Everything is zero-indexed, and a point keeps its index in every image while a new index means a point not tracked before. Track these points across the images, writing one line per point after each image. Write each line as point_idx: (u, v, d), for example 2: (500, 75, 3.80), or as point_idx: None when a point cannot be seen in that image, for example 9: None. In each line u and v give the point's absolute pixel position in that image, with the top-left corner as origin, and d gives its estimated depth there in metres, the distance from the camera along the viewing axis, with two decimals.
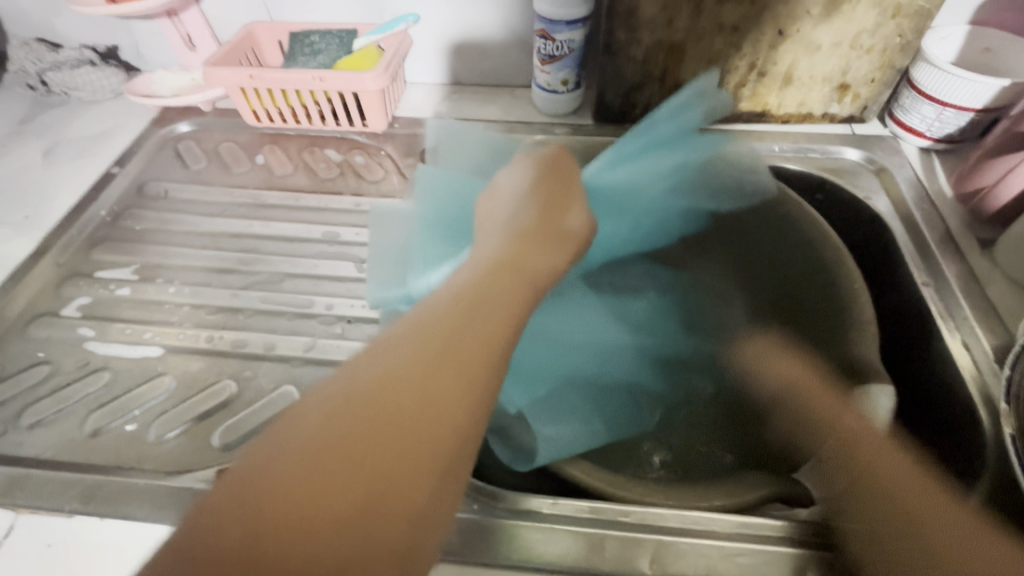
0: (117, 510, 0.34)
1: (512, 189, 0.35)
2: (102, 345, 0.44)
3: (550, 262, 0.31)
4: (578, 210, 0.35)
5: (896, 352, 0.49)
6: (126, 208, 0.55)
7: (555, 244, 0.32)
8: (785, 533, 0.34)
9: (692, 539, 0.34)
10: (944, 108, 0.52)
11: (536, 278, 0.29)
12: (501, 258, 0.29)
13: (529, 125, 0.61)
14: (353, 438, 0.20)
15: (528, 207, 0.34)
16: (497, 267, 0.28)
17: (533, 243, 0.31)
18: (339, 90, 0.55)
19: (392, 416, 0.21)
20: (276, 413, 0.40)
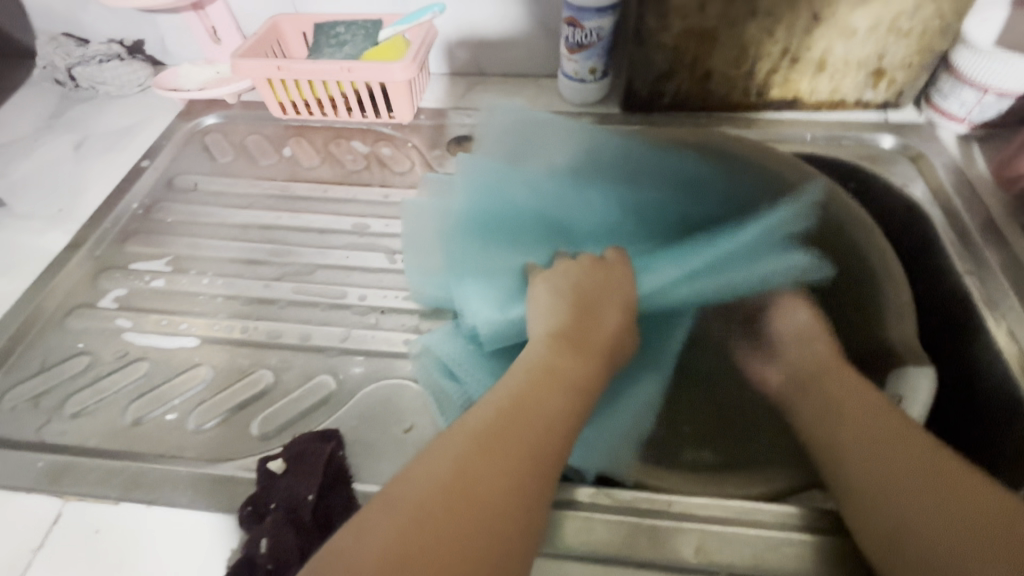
0: (161, 497, 0.35)
1: (554, 284, 0.40)
2: (139, 335, 0.44)
3: (584, 371, 0.34)
4: (610, 317, 0.38)
5: (933, 345, 0.49)
6: (157, 201, 0.55)
7: (595, 339, 0.37)
8: (831, 523, 0.33)
9: (734, 526, 0.33)
10: (986, 92, 0.51)
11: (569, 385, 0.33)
12: (538, 364, 0.34)
13: (556, 115, 0.60)
14: (421, 529, 0.24)
15: (558, 315, 0.38)
16: (541, 373, 0.33)
17: (567, 353, 0.35)
18: (366, 81, 0.55)
19: (454, 508, 0.25)
20: (313, 403, 0.40)
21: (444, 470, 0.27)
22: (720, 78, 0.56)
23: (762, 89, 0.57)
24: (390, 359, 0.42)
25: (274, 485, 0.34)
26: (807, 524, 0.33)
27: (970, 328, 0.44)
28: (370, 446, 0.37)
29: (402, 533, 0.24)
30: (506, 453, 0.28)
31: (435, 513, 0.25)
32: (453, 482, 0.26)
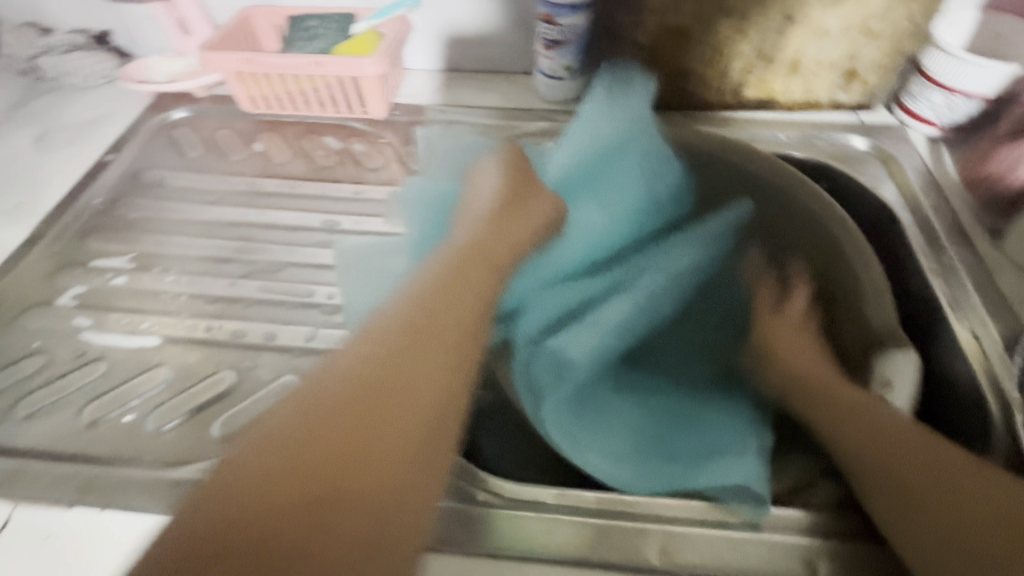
0: (115, 502, 0.34)
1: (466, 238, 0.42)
2: (98, 335, 0.43)
3: (472, 305, 0.36)
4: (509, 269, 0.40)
5: None
6: (121, 195, 0.54)
7: (486, 282, 0.38)
8: (799, 524, 0.34)
9: (699, 527, 0.34)
10: (953, 95, 0.51)
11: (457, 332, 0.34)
12: (433, 310, 0.35)
13: (531, 112, 0.60)
14: (323, 417, 0.28)
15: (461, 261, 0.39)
16: (422, 318, 0.34)
17: (456, 294, 0.36)
18: (337, 75, 0.54)
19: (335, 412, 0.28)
20: (276, 404, 0.39)
21: (348, 381, 0.30)
22: (694, 77, 0.56)
23: (737, 89, 0.57)
24: None
25: None
26: (780, 524, 0.34)
27: (936, 328, 0.45)
28: None
29: (317, 421, 0.28)
30: (424, 365, 0.32)
31: (331, 406, 0.29)
32: (359, 377, 0.30)
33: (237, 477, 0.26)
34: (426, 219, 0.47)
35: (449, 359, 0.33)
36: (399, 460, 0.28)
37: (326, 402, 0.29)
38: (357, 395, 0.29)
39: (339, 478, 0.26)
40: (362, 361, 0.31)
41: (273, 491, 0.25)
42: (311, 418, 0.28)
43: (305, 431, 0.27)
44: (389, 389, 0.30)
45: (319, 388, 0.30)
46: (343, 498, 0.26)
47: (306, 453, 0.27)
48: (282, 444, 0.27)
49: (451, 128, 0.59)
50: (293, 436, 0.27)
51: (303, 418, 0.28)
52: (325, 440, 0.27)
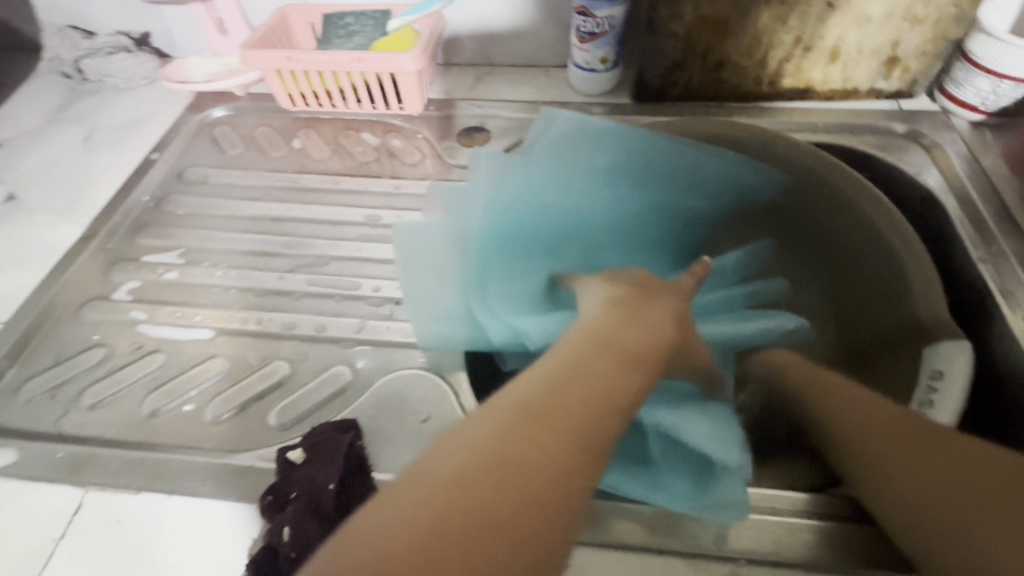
0: (183, 487, 0.35)
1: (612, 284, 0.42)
2: (154, 327, 0.44)
3: (637, 335, 0.35)
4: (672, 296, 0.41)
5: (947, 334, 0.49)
6: (168, 193, 0.55)
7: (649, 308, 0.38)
8: (856, 512, 0.33)
9: (752, 512, 0.34)
10: (1002, 80, 0.50)
11: (623, 350, 0.33)
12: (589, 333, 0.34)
13: (566, 105, 0.60)
14: (537, 428, 0.26)
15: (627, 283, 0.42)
16: (595, 338, 0.33)
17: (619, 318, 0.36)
18: (376, 71, 0.54)
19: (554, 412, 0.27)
20: (330, 394, 0.40)
21: (581, 392, 0.29)
22: (732, 67, 0.56)
23: (774, 79, 0.56)
24: (405, 349, 0.42)
25: (295, 474, 0.34)
26: (834, 511, 0.34)
27: (987, 317, 0.44)
28: (388, 436, 0.37)
29: (506, 433, 0.25)
30: (585, 378, 0.30)
31: (552, 414, 0.27)
32: (546, 392, 0.28)
33: (373, 507, 0.23)
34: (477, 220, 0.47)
35: (601, 375, 0.30)
36: (555, 478, 0.24)
37: (516, 415, 0.26)
38: (531, 411, 0.26)
39: (496, 493, 0.23)
40: (548, 378, 0.29)
41: (421, 506, 0.22)
42: (521, 428, 0.25)
43: (481, 442, 0.25)
44: (566, 399, 0.28)
45: (495, 402, 0.27)
46: (491, 508, 0.22)
47: (468, 466, 0.24)
48: (485, 453, 0.24)
49: (487, 122, 0.60)
50: (458, 451, 0.24)
51: (509, 424, 0.25)
52: (539, 446, 0.25)
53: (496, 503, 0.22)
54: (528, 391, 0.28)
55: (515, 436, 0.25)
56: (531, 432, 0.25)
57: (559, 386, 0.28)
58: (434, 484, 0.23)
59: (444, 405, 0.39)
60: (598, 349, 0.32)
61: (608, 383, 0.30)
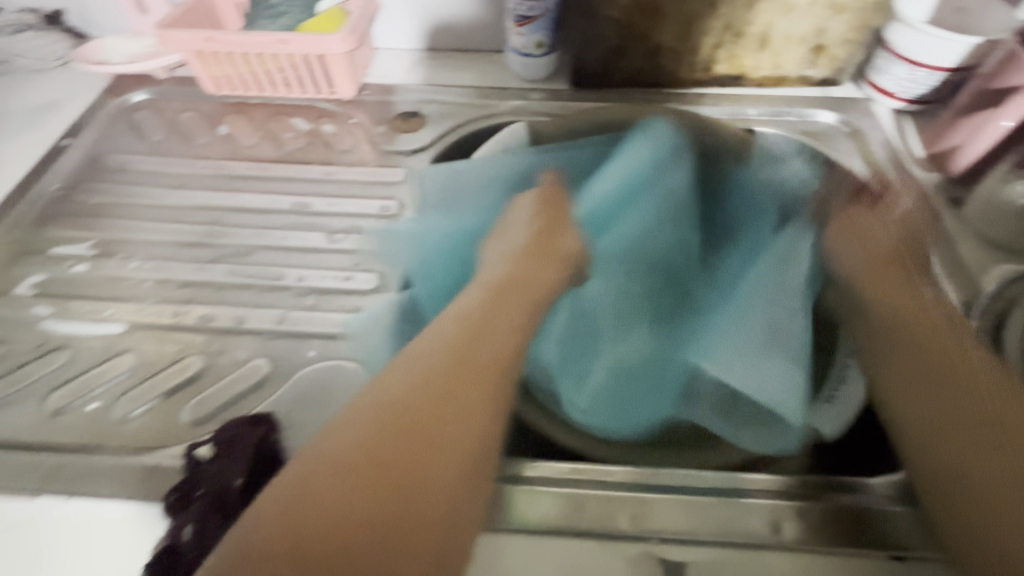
0: (82, 489, 0.33)
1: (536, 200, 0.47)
2: (60, 323, 0.42)
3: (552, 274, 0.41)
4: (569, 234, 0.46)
5: None
6: (81, 181, 0.52)
7: (556, 239, 0.44)
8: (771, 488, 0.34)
9: (665, 493, 0.34)
10: (916, 68, 0.52)
11: (497, 331, 0.33)
12: (471, 309, 0.34)
13: (504, 91, 0.59)
14: (413, 426, 0.26)
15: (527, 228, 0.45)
16: (469, 320, 0.33)
17: (537, 261, 0.41)
18: (303, 54, 0.52)
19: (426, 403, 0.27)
20: (248, 388, 0.39)
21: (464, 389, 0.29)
22: (666, 53, 0.56)
23: (708, 65, 0.57)
24: (330, 340, 0.41)
25: (203, 471, 0.32)
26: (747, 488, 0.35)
27: None
28: (308, 430, 0.36)
29: (400, 437, 0.26)
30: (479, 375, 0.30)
31: (438, 416, 0.27)
32: (420, 392, 0.28)
33: (268, 497, 0.24)
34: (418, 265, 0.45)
35: (495, 357, 0.31)
36: (450, 465, 0.26)
37: (398, 407, 0.27)
38: (403, 403, 0.27)
39: (381, 496, 0.24)
40: (414, 366, 0.29)
41: (314, 503, 0.23)
42: (398, 428, 0.26)
43: (367, 446, 0.25)
44: (463, 385, 0.29)
45: (365, 401, 0.28)
46: (381, 509, 0.24)
47: (348, 466, 0.25)
48: (367, 457, 0.25)
49: (423, 108, 0.58)
50: (344, 451, 0.25)
51: (378, 424, 0.26)
52: (421, 447, 0.26)
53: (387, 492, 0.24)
54: (413, 383, 0.28)
55: (410, 426, 0.26)
56: (429, 420, 0.27)
57: (455, 371, 0.29)
58: (334, 480, 0.24)
59: (366, 393, 0.38)
60: (472, 336, 0.32)
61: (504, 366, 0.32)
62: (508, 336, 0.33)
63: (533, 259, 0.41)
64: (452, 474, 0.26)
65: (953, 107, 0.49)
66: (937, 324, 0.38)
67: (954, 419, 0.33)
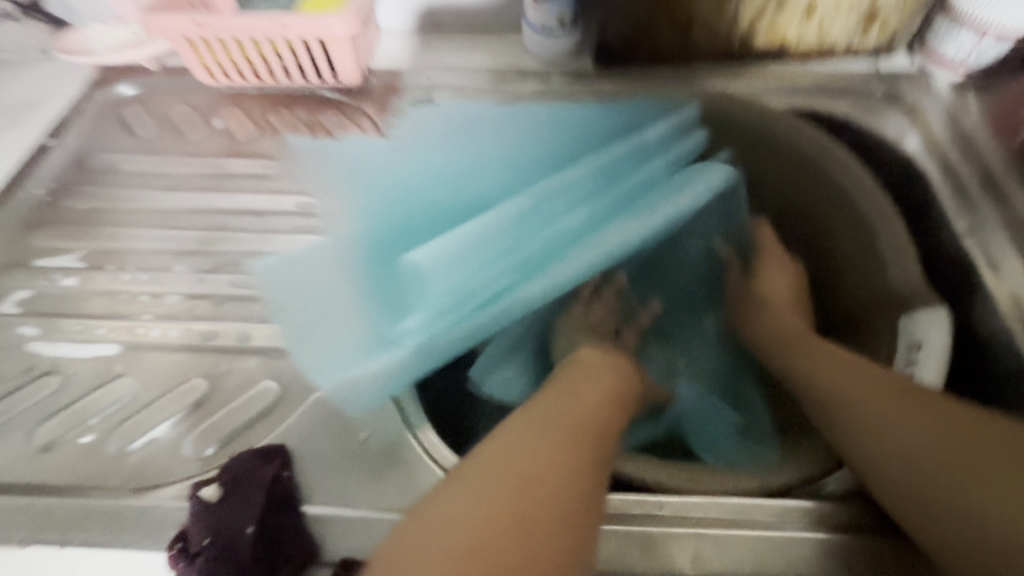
0: (78, 537, 0.30)
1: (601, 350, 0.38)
2: (49, 345, 0.38)
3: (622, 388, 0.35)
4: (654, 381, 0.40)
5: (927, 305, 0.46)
6: (67, 185, 0.48)
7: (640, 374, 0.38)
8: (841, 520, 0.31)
9: (732, 530, 0.31)
10: (986, 33, 0.47)
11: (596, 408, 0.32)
12: (563, 391, 0.33)
13: (522, 72, 0.54)
14: (531, 493, 0.26)
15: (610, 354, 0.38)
16: (563, 401, 0.32)
17: (606, 371, 0.35)
18: (302, 38, 0.47)
19: (531, 487, 0.27)
20: (258, 414, 0.35)
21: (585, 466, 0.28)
22: (701, 25, 0.51)
23: (746, 39, 0.52)
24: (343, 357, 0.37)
25: (205, 515, 0.29)
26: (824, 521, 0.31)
27: (970, 291, 0.42)
28: (326, 459, 0.32)
29: (511, 503, 0.26)
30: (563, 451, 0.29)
31: (537, 473, 0.27)
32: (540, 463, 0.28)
33: None
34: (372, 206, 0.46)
35: (579, 441, 0.29)
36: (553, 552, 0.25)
37: (496, 494, 0.26)
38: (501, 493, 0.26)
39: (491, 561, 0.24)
40: (535, 429, 0.29)
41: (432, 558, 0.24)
42: (517, 495, 0.26)
43: (484, 509, 0.26)
44: (556, 475, 0.27)
45: (484, 461, 0.28)
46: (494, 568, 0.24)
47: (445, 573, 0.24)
48: (484, 519, 0.25)
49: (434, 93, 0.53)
50: (452, 508, 0.26)
51: (500, 485, 0.27)
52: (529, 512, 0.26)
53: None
54: (535, 448, 0.28)
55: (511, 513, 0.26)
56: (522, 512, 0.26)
57: (542, 456, 0.28)
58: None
59: (385, 414, 0.34)
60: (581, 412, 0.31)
61: (592, 449, 0.30)
62: (596, 423, 0.31)
63: (606, 369, 0.36)
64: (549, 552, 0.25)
65: None
66: (901, 386, 0.33)
67: (950, 455, 0.29)
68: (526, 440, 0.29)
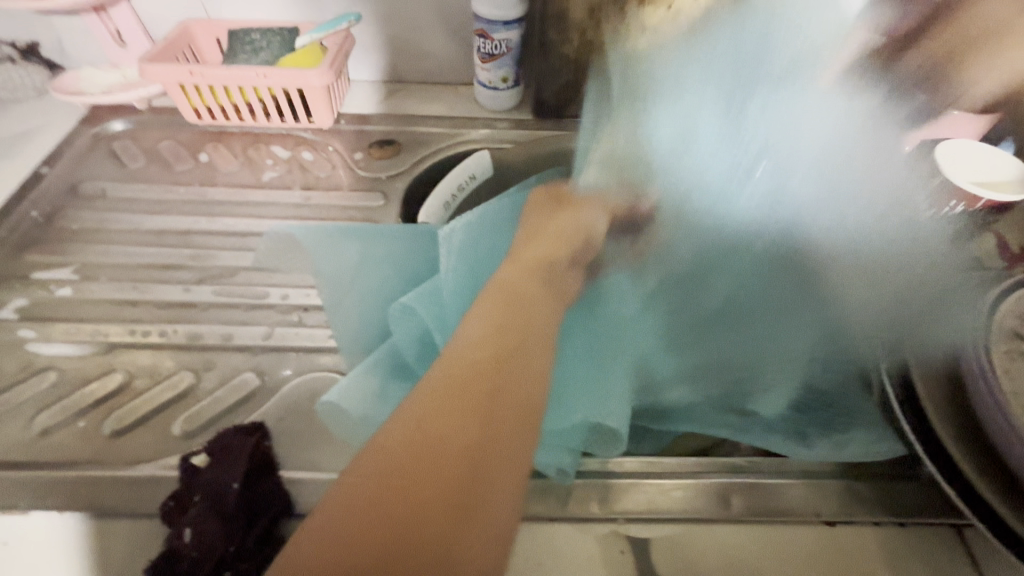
0: (77, 502, 0.34)
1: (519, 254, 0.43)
2: (45, 345, 0.43)
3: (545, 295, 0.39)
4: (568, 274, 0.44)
5: None
6: (60, 208, 0.53)
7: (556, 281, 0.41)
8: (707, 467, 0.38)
9: (633, 479, 0.38)
10: None
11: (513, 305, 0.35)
12: (489, 298, 0.36)
13: (473, 120, 0.64)
14: (457, 405, 0.27)
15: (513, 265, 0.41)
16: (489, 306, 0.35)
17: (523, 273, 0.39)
18: (283, 87, 0.56)
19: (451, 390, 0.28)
20: (239, 400, 0.41)
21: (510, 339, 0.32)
22: None
23: None
24: (316, 353, 0.44)
25: (197, 480, 0.34)
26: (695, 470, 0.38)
27: None
28: (299, 436, 0.39)
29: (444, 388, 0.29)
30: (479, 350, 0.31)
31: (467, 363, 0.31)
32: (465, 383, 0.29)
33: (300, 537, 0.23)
34: (324, 273, 0.46)
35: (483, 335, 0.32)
36: (473, 442, 0.26)
37: (419, 411, 0.27)
38: (424, 414, 0.27)
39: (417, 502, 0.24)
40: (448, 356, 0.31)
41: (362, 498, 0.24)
42: (440, 414, 0.27)
43: (411, 438, 0.26)
44: (466, 368, 0.30)
45: (425, 380, 0.30)
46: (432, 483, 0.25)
47: (360, 501, 0.24)
48: (413, 445, 0.26)
49: (397, 135, 0.62)
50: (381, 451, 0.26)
51: (426, 401, 0.28)
52: (461, 398, 0.28)
53: (405, 489, 0.24)
54: (460, 361, 0.30)
55: (431, 411, 0.27)
56: (444, 406, 0.27)
57: (453, 365, 0.30)
58: (365, 483, 0.24)
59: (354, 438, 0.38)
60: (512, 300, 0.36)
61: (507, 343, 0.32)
62: (510, 315, 0.34)
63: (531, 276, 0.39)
64: (470, 442, 0.26)
65: None
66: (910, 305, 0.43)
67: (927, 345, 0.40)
68: (460, 339, 0.32)
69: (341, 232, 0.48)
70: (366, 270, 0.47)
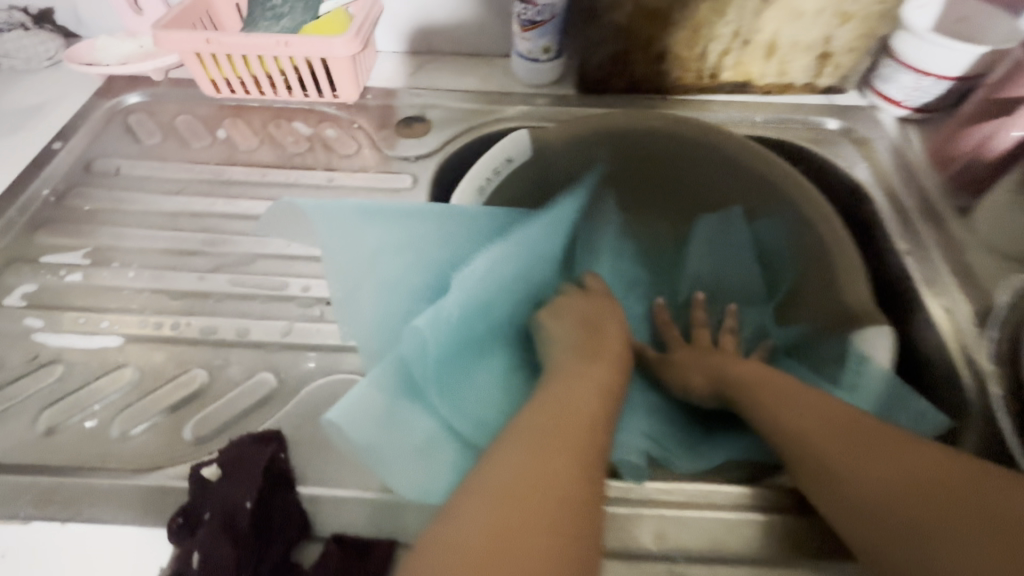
0: (80, 514, 0.31)
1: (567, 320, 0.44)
2: (53, 336, 0.40)
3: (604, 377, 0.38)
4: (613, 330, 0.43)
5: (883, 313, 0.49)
6: (72, 186, 0.50)
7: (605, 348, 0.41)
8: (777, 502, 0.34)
9: (683, 510, 0.33)
10: (923, 77, 0.52)
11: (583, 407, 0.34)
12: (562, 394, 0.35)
13: (509, 96, 0.58)
14: (547, 491, 0.29)
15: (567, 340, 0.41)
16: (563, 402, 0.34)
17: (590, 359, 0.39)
18: (306, 57, 0.51)
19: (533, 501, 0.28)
20: (255, 403, 0.37)
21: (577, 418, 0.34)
22: (674, 59, 0.55)
23: (714, 74, 0.57)
24: (336, 353, 0.40)
25: (208, 494, 0.31)
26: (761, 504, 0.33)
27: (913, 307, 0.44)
28: (318, 446, 0.35)
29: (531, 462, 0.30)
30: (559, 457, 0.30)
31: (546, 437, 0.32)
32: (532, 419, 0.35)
33: None
34: (338, 260, 0.41)
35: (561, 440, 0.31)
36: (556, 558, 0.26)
37: (501, 522, 0.27)
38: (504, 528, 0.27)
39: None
40: (534, 454, 0.31)
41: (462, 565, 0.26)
42: (523, 527, 0.27)
43: (508, 518, 0.27)
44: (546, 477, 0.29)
45: (499, 481, 0.29)
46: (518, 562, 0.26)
47: None
48: (508, 487, 0.29)
49: (427, 112, 0.57)
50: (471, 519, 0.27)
51: (514, 482, 0.29)
52: (553, 470, 0.30)
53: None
54: (544, 466, 0.30)
55: (509, 522, 0.27)
56: (524, 517, 0.27)
57: (531, 470, 0.30)
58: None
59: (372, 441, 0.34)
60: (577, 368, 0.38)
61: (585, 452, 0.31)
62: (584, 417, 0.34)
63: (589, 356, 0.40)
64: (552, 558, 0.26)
65: (961, 116, 0.50)
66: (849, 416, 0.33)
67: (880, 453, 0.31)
68: (530, 435, 0.32)
69: (359, 213, 0.44)
70: (392, 257, 0.44)
